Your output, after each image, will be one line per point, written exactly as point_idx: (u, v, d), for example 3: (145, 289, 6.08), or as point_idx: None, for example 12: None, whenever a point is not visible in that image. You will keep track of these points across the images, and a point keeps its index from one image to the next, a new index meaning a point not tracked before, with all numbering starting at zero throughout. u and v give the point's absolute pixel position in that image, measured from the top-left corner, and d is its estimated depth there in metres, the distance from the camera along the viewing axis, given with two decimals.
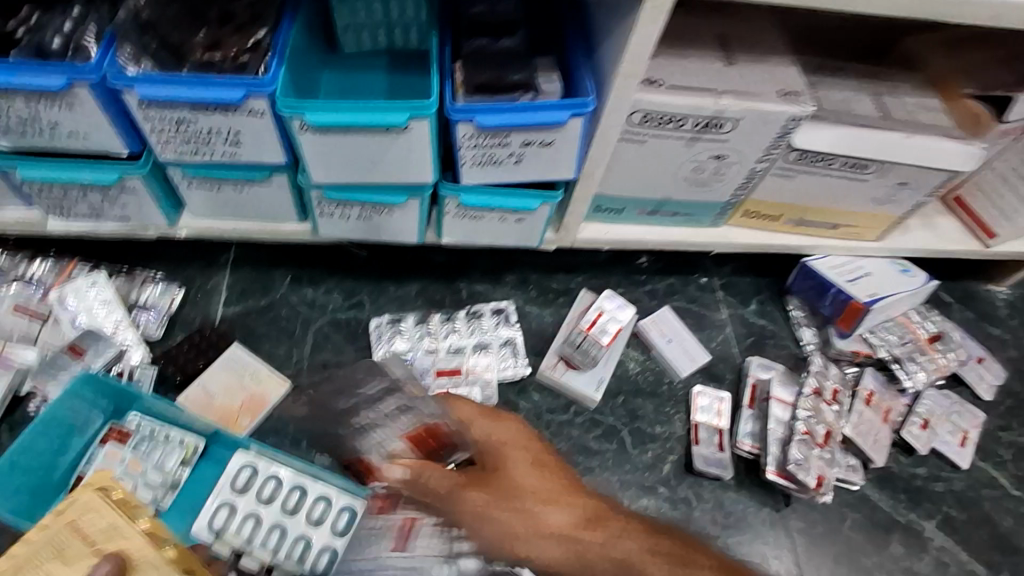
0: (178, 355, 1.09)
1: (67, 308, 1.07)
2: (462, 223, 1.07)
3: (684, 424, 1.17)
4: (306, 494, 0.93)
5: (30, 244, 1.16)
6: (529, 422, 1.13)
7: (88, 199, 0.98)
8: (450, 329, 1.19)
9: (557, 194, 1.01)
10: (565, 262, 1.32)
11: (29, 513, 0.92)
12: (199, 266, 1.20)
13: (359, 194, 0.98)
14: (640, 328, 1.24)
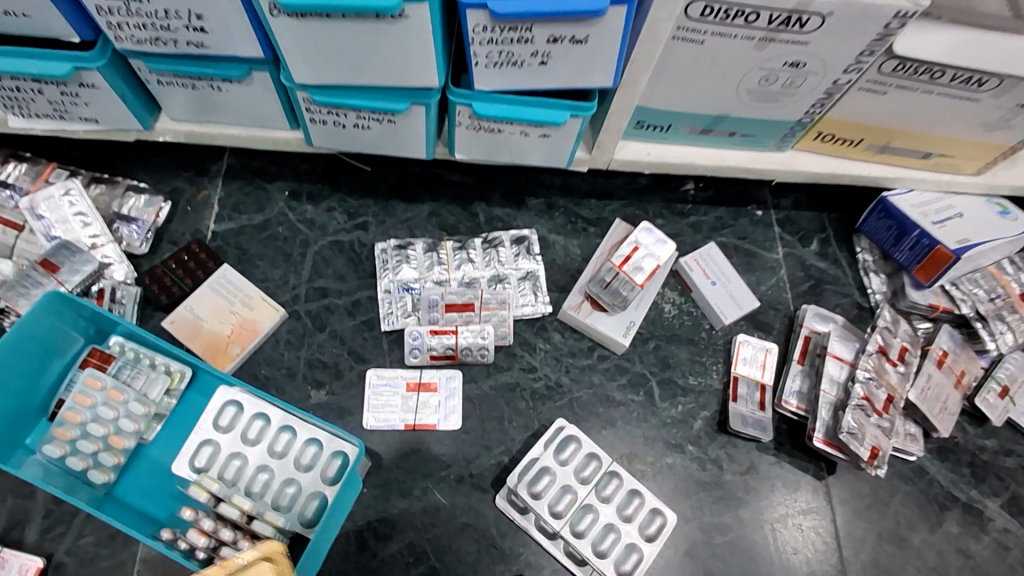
0: (163, 275, 0.99)
1: (41, 216, 0.97)
2: (477, 136, 0.91)
3: (722, 376, 1.04)
4: (295, 437, 0.84)
5: (7, 143, 1.05)
6: (547, 367, 1.01)
7: (47, 94, 0.85)
8: (464, 259, 1.05)
9: (591, 105, 0.83)
10: (599, 187, 1.15)
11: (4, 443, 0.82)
12: (190, 175, 1.08)
13: (351, 98, 0.82)
14: (681, 266, 1.08)
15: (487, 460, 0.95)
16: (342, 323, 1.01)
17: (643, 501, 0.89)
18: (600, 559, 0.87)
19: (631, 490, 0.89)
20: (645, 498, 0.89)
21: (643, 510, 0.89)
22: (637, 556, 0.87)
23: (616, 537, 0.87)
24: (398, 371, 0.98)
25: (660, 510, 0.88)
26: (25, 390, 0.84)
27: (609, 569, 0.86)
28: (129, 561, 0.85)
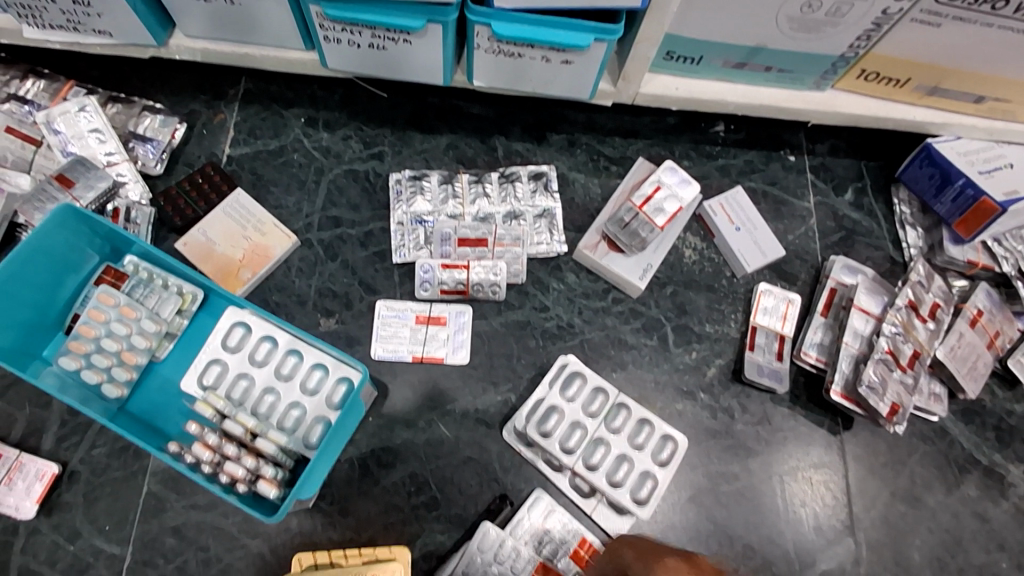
0: (177, 197, 0.98)
1: (58, 132, 0.96)
2: (497, 61, 0.87)
3: (740, 325, 1.01)
4: (301, 361, 0.85)
5: (25, 59, 1.04)
6: (560, 307, 0.99)
7: (60, 3, 0.83)
8: (480, 193, 1.02)
9: (617, 28, 0.78)
10: (625, 125, 1.11)
11: (20, 352, 0.84)
12: (206, 98, 1.06)
13: (365, 14, 0.78)
14: (705, 210, 1.04)
15: (494, 396, 0.94)
16: (354, 254, 1.00)
17: (654, 429, 0.89)
18: (613, 489, 0.87)
19: (641, 420, 0.89)
20: (656, 425, 0.89)
21: (653, 437, 0.89)
22: (652, 483, 0.87)
23: (629, 466, 0.88)
24: (407, 303, 0.97)
25: (672, 436, 0.89)
26: (41, 302, 0.86)
27: (624, 497, 0.86)
28: (141, 472, 0.87)
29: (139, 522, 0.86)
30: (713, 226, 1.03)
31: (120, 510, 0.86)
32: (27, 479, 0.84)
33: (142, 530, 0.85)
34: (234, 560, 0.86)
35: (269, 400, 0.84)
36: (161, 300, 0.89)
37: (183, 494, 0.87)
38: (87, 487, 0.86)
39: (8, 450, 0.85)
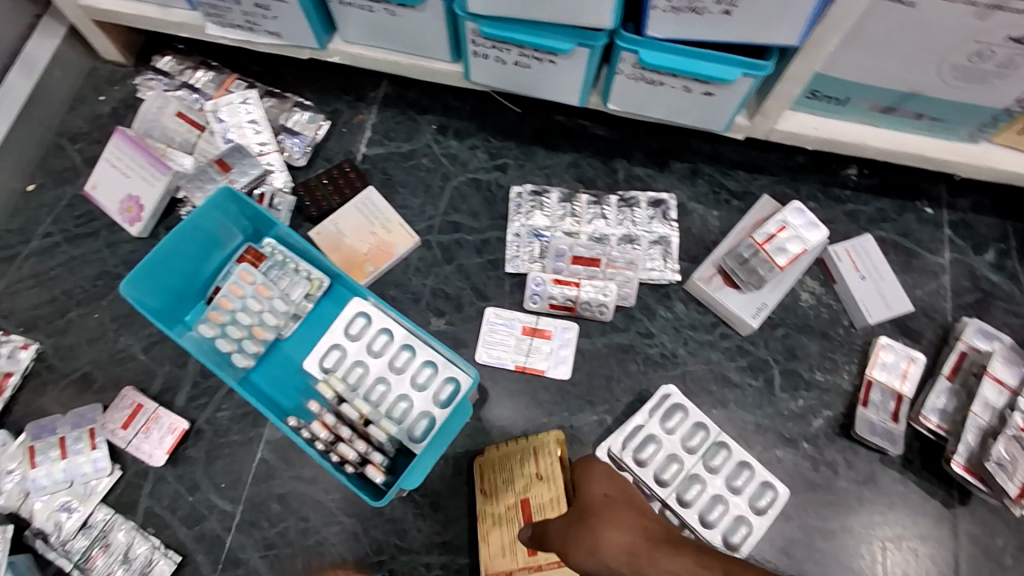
0: (315, 188, 1.06)
1: (221, 120, 1.06)
2: (636, 87, 0.88)
3: (853, 378, 0.96)
4: (414, 356, 0.88)
5: (200, 52, 1.15)
6: (665, 335, 0.99)
7: (244, 5, 0.92)
8: (597, 214, 1.04)
9: (767, 64, 0.77)
10: (750, 160, 1.09)
11: (167, 314, 0.92)
12: (350, 99, 1.14)
13: (518, 33, 0.81)
14: (828, 254, 1.00)
15: (590, 416, 0.95)
16: (469, 259, 1.04)
17: (754, 474, 0.87)
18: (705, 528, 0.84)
19: (741, 463, 0.87)
20: (757, 471, 0.87)
21: (754, 483, 0.86)
22: (746, 529, 0.85)
23: (724, 508, 0.85)
24: (516, 313, 0.99)
25: (772, 484, 0.86)
26: (190, 272, 0.94)
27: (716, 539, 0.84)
28: (256, 439, 0.94)
29: (250, 485, 0.92)
30: (836, 271, 1.00)
31: (234, 471, 0.93)
32: (161, 431, 0.92)
33: (252, 492, 0.92)
34: (329, 535, 0.91)
35: (380, 390, 0.87)
36: (291, 282, 0.96)
37: (291, 465, 0.93)
38: (209, 445, 0.94)
39: (149, 402, 0.94)
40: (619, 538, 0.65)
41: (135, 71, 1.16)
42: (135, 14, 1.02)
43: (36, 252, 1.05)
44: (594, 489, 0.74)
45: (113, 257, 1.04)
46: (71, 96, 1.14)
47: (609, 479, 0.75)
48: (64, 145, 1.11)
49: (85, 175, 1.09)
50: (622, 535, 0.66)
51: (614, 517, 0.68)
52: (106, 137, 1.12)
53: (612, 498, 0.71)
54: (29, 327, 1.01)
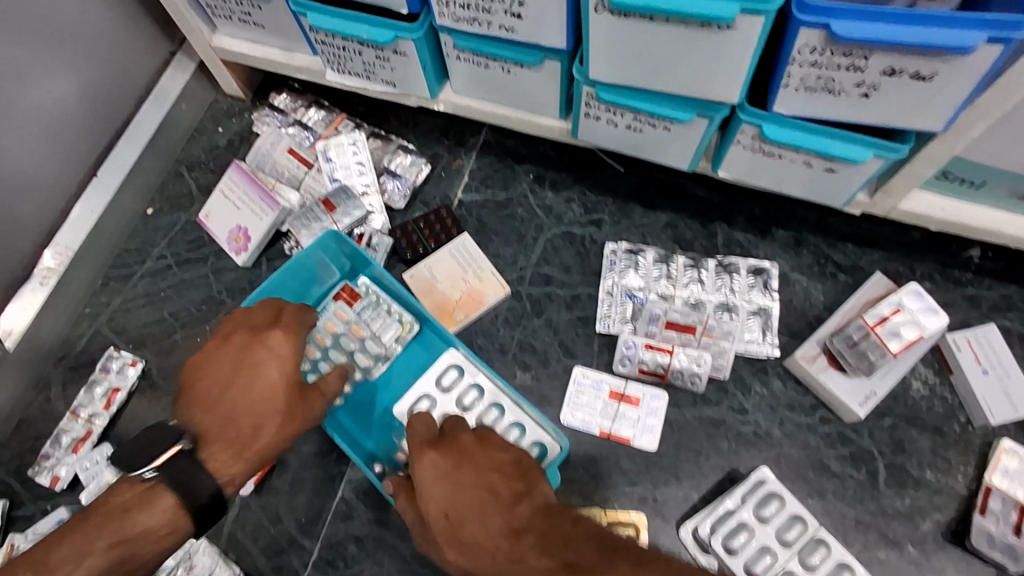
0: (412, 232, 1.07)
1: (329, 160, 1.09)
2: (751, 158, 0.85)
3: (968, 480, 0.90)
4: (502, 415, 0.89)
5: (312, 90, 1.20)
6: (760, 413, 0.95)
7: (364, 56, 0.95)
8: (694, 278, 1.00)
9: (902, 147, 0.73)
10: (861, 232, 1.03)
11: None
12: (450, 143, 1.15)
13: (637, 100, 0.80)
14: (946, 342, 0.93)
15: (675, 490, 0.92)
16: (558, 314, 1.03)
17: None
18: None
19: (841, 563, 0.82)
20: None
21: None
22: None
23: None
24: (604, 375, 0.97)
25: None
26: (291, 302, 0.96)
27: None
28: (339, 478, 0.96)
29: (330, 522, 0.94)
30: (953, 361, 0.93)
31: (316, 508, 0.94)
32: None
33: (331, 531, 0.93)
34: None
35: None
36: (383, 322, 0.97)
37: (371, 507, 0.94)
38: (293, 478, 0.96)
39: None
40: (466, 501, 0.64)
41: (252, 106, 1.22)
42: (260, 56, 1.07)
43: (150, 273, 1.11)
44: (427, 465, 0.69)
45: (218, 284, 1.09)
46: (192, 126, 1.20)
47: (446, 439, 0.72)
48: (182, 172, 1.18)
49: (199, 202, 1.15)
50: (470, 490, 0.65)
51: (468, 485, 0.66)
52: (221, 167, 1.18)
53: (455, 464, 0.68)
54: (138, 344, 1.06)
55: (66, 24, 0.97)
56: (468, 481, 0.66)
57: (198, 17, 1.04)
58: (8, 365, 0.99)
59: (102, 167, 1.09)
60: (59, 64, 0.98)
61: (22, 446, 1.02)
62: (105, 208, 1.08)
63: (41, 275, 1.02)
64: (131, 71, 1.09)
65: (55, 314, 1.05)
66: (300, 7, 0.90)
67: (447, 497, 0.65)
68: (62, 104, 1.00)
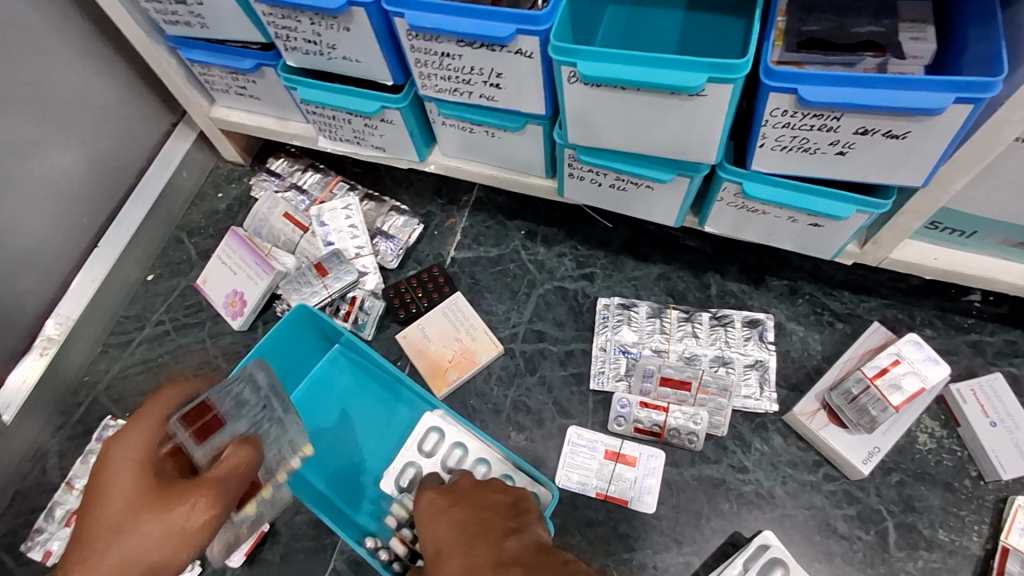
0: (404, 291, 1.07)
1: (324, 224, 1.11)
2: (736, 214, 0.85)
3: (984, 540, 0.86)
4: (491, 469, 0.87)
5: (309, 154, 1.23)
6: (761, 472, 0.92)
7: (353, 124, 0.97)
8: (688, 332, 0.99)
9: (885, 203, 0.73)
10: (856, 280, 1.02)
11: None
12: (442, 202, 1.17)
13: (617, 162, 0.81)
14: (951, 393, 0.91)
15: (676, 556, 0.89)
16: (553, 371, 1.02)
17: None
18: None
19: None
20: None
21: None
22: None
23: None
24: (599, 435, 0.95)
25: None
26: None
27: None
28: (331, 547, 0.94)
29: None
30: (958, 412, 0.90)
31: None
32: None
33: None
34: None
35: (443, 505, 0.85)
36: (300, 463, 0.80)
37: None
38: (285, 549, 0.94)
39: None
40: (455, 528, 0.63)
41: (251, 171, 1.25)
42: (256, 126, 1.10)
43: (148, 338, 1.12)
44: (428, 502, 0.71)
45: (214, 348, 1.10)
46: (193, 192, 1.23)
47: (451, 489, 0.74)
48: (182, 238, 1.20)
49: (198, 267, 1.17)
50: (460, 524, 0.65)
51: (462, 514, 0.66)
52: (220, 232, 1.20)
53: (453, 502, 0.69)
54: (133, 412, 1.06)
55: (69, 101, 1.01)
56: (461, 515, 0.66)
57: (197, 91, 1.08)
58: (7, 436, 1.00)
59: (103, 237, 1.11)
60: (63, 138, 1.02)
61: (14, 520, 1.00)
62: (105, 276, 1.10)
63: (42, 345, 1.04)
64: (133, 144, 1.13)
65: (53, 383, 1.06)
66: (290, 82, 0.93)
67: (435, 533, 0.65)
68: (66, 176, 1.04)
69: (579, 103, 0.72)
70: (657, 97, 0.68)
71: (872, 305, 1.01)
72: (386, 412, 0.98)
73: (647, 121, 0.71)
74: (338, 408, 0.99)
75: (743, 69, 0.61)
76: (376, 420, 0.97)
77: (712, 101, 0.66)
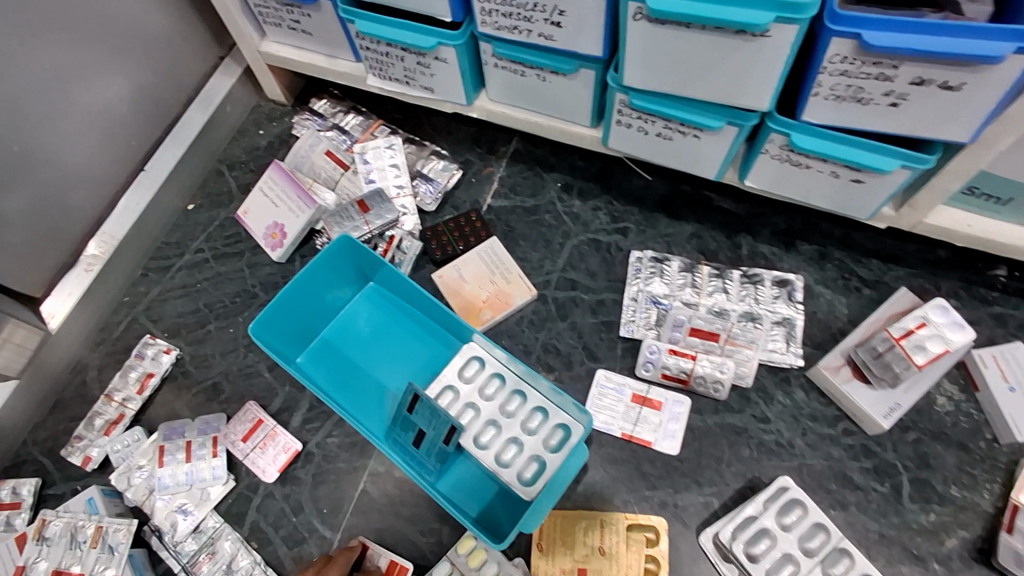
0: (442, 233, 1.10)
1: (367, 161, 1.13)
2: (778, 168, 0.87)
3: (994, 499, 0.89)
4: (524, 402, 0.91)
5: (351, 97, 1.25)
6: (782, 423, 0.95)
7: (406, 62, 0.99)
8: (718, 287, 1.02)
9: (930, 158, 0.75)
10: (885, 249, 1.04)
11: (287, 352, 0.97)
12: (481, 151, 1.18)
13: (667, 107, 0.83)
14: (973, 358, 0.93)
15: (696, 496, 0.92)
16: (583, 318, 1.05)
17: None
18: None
19: None
20: None
21: None
22: None
23: None
24: (627, 379, 0.98)
25: None
26: (308, 319, 0.98)
27: None
28: (361, 470, 0.97)
29: (350, 515, 0.95)
30: (977, 376, 0.93)
31: (338, 498, 0.96)
32: (276, 449, 0.97)
33: (351, 523, 0.94)
34: None
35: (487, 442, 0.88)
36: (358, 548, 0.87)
37: (391, 500, 0.95)
38: (316, 469, 0.97)
39: (268, 419, 0.99)
40: None
41: (293, 111, 1.26)
42: (306, 62, 1.12)
43: (187, 265, 1.14)
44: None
45: (252, 278, 1.12)
46: (235, 127, 1.25)
47: None
48: (223, 171, 1.22)
49: (238, 200, 1.19)
50: None
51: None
52: (260, 167, 1.22)
53: None
54: (172, 333, 1.09)
55: (130, 24, 1.02)
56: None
57: (250, 24, 1.10)
58: (49, 346, 1.03)
59: (149, 163, 1.13)
60: (117, 62, 1.02)
61: (56, 427, 1.04)
62: (149, 200, 1.12)
63: (86, 261, 1.06)
64: (183, 74, 1.15)
65: (95, 301, 1.08)
66: (348, 14, 0.94)
67: None
68: (118, 100, 1.05)
69: (640, 41, 0.74)
70: (719, 39, 0.70)
71: (900, 274, 1.03)
72: (420, 345, 1.00)
73: (705, 63, 0.73)
74: (372, 340, 1.01)
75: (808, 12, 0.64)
76: (410, 355, 1.00)
77: (774, 44, 0.68)
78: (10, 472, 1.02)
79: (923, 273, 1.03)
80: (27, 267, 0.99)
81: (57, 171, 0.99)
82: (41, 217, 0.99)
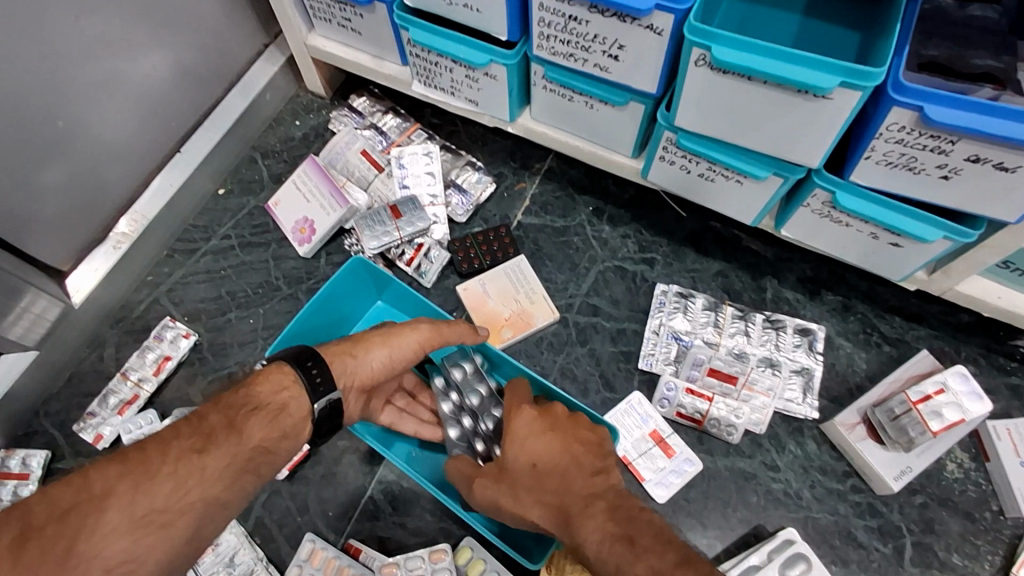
0: (469, 246, 1.09)
1: (402, 166, 1.13)
2: (816, 222, 0.87)
3: (994, 571, 0.90)
4: None
5: (391, 97, 1.24)
6: (791, 473, 0.96)
7: (454, 73, 0.98)
8: (740, 330, 1.02)
9: (973, 233, 0.75)
10: (910, 307, 1.05)
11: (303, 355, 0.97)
12: (515, 166, 1.18)
13: (714, 151, 0.83)
14: (986, 428, 0.94)
15: (699, 536, 0.94)
16: (602, 346, 1.05)
17: None
18: None
19: None
20: None
21: None
22: None
23: None
24: (654, 411, 0.98)
25: None
26: (326, 323, 0.99)
27: None
28: (369, 476, 0.97)
29: (355, 520, 0.95)
30: (989, 446, 0.93)
31: (345, 501, 0.96)
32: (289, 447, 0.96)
33: (355, 527, 0.95)
34: None
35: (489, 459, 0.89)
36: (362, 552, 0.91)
37: (397, 509, 0.96)
38: (325, 469, 0.98)
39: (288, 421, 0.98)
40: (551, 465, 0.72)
41: (330, 104, 1.26)
42: (351, 60, 1.11)
43: (213, 251, 1.14)
44: (525, 420, 0.76)
45: (277, 270, 1.12)
46: (271, 116, 1.25)
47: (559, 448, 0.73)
48: (256, 159, 1.22)
49: (269, 190, 1.19)
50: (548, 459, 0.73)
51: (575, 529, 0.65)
52: (293, 158, 1.22)
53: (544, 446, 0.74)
54: (192, 317, 1.10)
55: (185, 7, 1.01)
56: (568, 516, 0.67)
57: (300, 17, 1.09)
58: (70, 321, 1.03)
59: (185, 144, 1.12)
60: (166, 42, 1.01)
61: (70, 401, 1.05)
62: (182, 183, 1.12)
63: (115, 239, 1.06)
64: (228, 58, 1.14)
65: (119, 280, 1.09)
66: (402, 21, 0.94)
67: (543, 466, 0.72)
68: (164, 81, 1.04)
69: (696, 85, 0.74)
70: (776, 95, 0.70)
71: (923, 334, 1.03)
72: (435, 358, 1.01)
73: (757, 115, 0.73)
74: None
75: (872, 82, 0.64)
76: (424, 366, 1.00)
77: (833, 108, 0.68)
78: (20, 442, 1.03)
79: (946, 336, 1.03)
80: (57, 241, 0.99)
81: (97, 148, 0.98)
82: (75, 192, 0.98)
